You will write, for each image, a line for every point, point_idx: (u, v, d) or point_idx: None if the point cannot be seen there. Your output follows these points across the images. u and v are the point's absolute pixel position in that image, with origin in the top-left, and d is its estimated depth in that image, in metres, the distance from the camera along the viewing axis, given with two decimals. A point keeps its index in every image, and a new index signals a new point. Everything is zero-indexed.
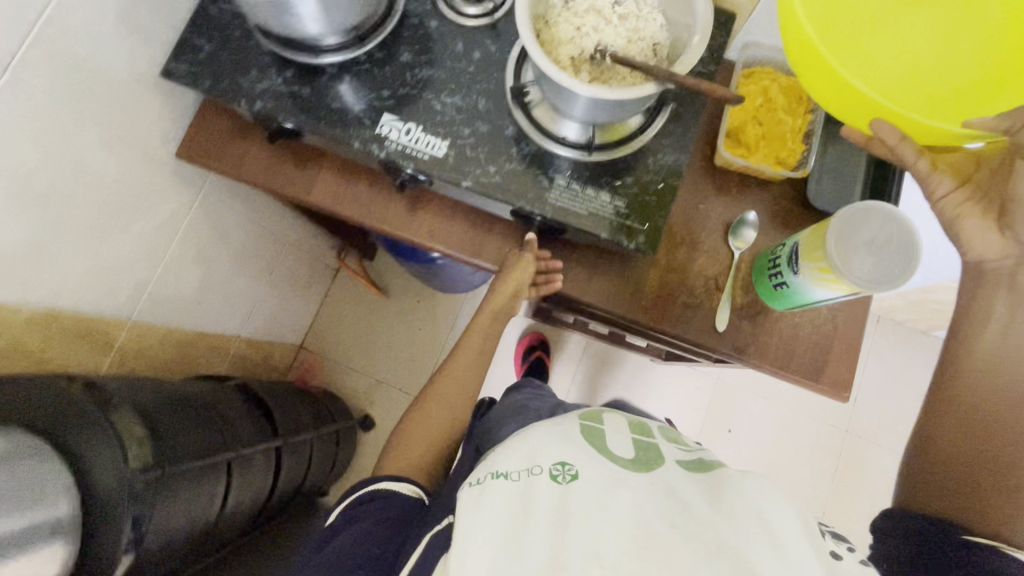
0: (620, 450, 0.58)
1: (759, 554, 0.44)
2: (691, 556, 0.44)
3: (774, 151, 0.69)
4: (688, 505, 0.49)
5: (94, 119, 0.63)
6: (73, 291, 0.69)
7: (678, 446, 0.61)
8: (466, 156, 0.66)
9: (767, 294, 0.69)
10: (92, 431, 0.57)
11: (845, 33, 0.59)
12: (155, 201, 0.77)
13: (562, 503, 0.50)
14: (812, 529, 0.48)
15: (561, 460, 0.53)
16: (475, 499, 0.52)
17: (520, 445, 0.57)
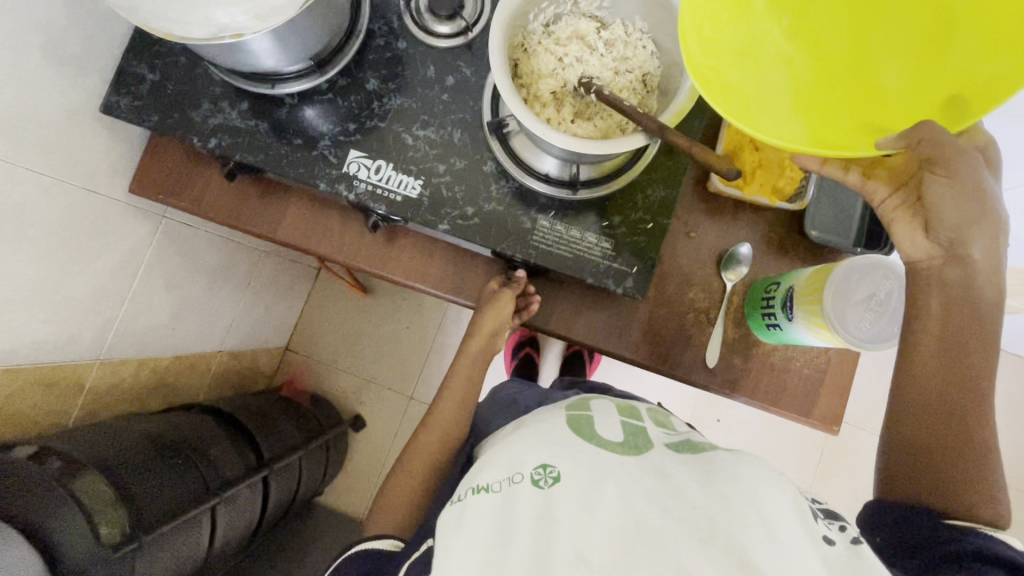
0: (608, 434, 0.53)
1: (751, 537, 0.39)
2: (682, 547, 0.40)
3: (771, 179, 0.65)
4: (680, 489, 0.44)
5: (32, 165, 0.57)
6: (32, 343, 0.65)
7: (664, 430, 0.56)
8: (442, 196, 0.61)
9: (759, 330, 0.66)
10: (52, 503, 0.55)
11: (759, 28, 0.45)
12: (112, 236, 0.71)
13: (544, 508, 0.44)
14: (804, 507, 0.42)
15: (542, 463, 0.48)
16: (456, 518, 0.46)
17: (500, 454, 0.51)
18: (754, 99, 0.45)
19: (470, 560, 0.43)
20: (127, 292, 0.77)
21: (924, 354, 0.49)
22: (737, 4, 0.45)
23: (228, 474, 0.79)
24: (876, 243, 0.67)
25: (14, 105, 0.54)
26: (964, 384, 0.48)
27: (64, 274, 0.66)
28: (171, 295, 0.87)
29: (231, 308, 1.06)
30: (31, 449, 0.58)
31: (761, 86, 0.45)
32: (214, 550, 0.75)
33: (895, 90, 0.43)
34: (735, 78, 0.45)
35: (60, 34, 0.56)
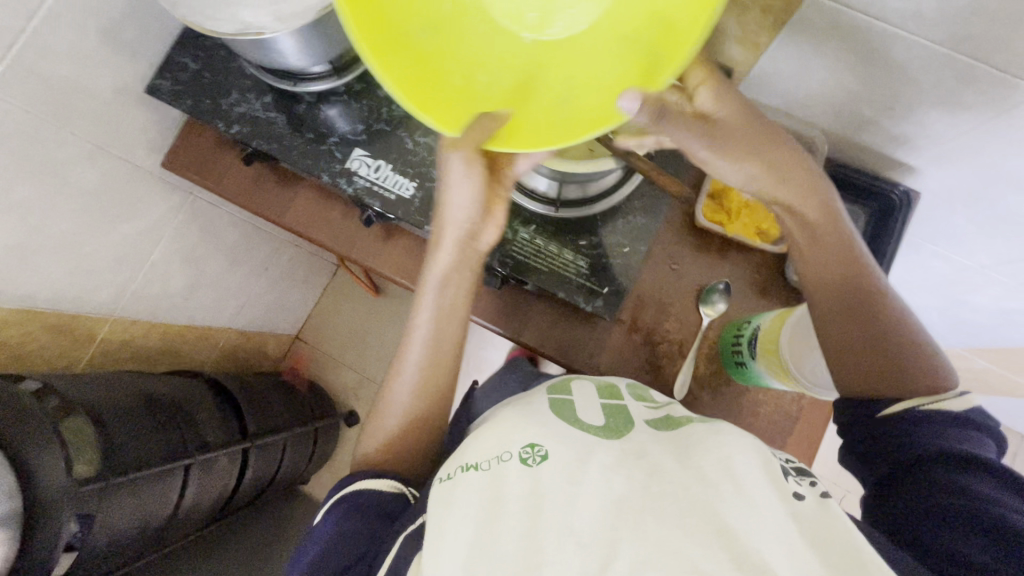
0: (591, 417, 0.53)
1: (728, 504, 0.40)
2: (660, 519, 0.39)
3: (756, 221, 0.67)
4: (659, 467, 0.44)
5: (77, 131, 0.65)
6: (52, 288, 0.71)
7: (645, 406, 0.57)
8: (433, 200, 0.65)
9: (731, 366, 0.66)
10: (35, 433, 0.59)
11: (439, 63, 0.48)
12: (142, 203, 0.79)
13: (529, 489, 0.45)
14: (774, 466, 0.44)
15: (530, 442, 0.48)
16: (446, 496, 0.47)
17: (486, 434, 0.52)
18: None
19: (459, 538, 0.43)
20: (147, 258, 0.84)
21: (812, 271, 0.53)
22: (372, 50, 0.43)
23: (209, 438, 0.83)
24: None
25: (68, 77, 0.61)
26: (858, 287, 0.51)
27: (90, 231, 0.73)
28: (188, 267, 0.94)
29: (245, 287, 1.12)
30: (33, 385, 0.64)
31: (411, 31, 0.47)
32: (181, 510, 0.78)
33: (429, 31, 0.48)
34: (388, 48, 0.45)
35: (120, 21, 0.64)
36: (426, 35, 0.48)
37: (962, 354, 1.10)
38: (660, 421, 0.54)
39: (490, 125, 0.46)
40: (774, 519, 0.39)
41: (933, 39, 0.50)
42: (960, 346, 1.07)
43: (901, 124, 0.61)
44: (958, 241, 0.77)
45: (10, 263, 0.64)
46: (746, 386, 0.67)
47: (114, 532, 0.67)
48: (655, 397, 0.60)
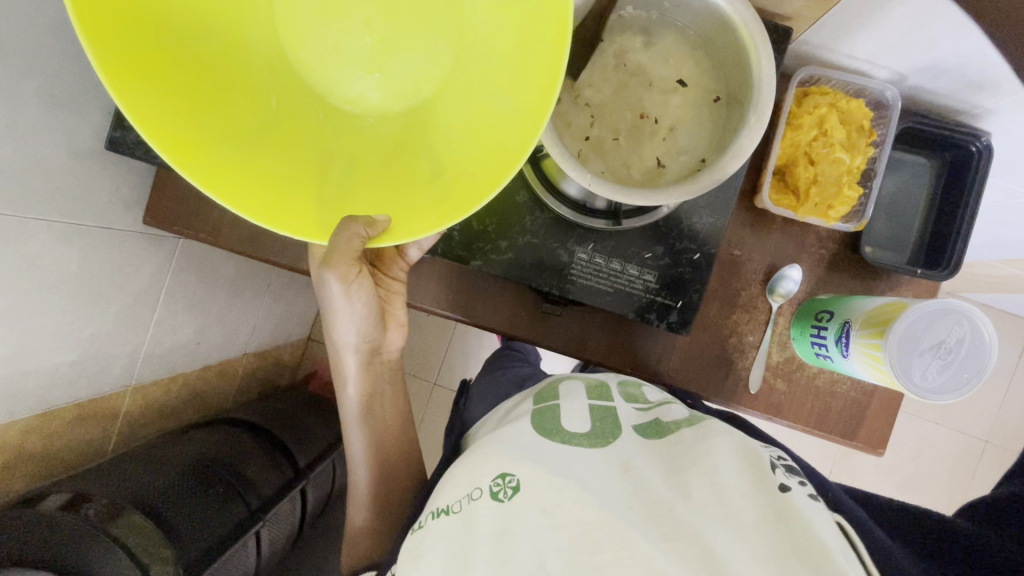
0: (574, 425, 0.51)
1: (709, 523, 0.39)
2: (644, 536, 0.38)
3: (828, 197, 0.60)
4: (642, 482, 0.44)
5: (42, 213, 0.55)
6: (63, 383, 0.64)
7: (635, 407, 0.55)
8: (474, 231, 0.58)
9: (807, 354, 0.63)
10: (88, 543, 0.57)
11: (282, 138, 0.45)
12: (131, 266, 0.69)
13: (502, 525, 0.41)
14: (761, 463, 0.44)
15: (500, 472, 0.45)
16: (417, 549, 0.45)
17: (464, 468, 0.49)
18: (186, 70, 0.40)
19: None
20: (151, 318, 0.76)
21: None
22: (201, 136, 0.40)
23: (268, 491, 0.80)
24: (936, 264, 0.62)
25: (17, 158, 0.50)
26: None
27: (86, 314, 0.64)
28: (194, 311, 0.86)
29: (253, 312, 1.04)
30: (60, 497, 0.59)
31: (311, 140, 0.46)
32: (260, 564, 0.77)
33: (245, 101, 0.43)
34: (286, 162, 0.44)
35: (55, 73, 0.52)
36: (263, 142, 0.43)
37: (991, 265, 1.09)
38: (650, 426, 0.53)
39: (360, 231, 0.43)
40: (758, 538, 0.38)
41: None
42: (991, 259, 1.06)
43: (989, 72, 0.54)
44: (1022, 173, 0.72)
45: (10, 376, 0.57)
46: (820, 368, 0.65)
47: None
48: (648, 395, 0.58)
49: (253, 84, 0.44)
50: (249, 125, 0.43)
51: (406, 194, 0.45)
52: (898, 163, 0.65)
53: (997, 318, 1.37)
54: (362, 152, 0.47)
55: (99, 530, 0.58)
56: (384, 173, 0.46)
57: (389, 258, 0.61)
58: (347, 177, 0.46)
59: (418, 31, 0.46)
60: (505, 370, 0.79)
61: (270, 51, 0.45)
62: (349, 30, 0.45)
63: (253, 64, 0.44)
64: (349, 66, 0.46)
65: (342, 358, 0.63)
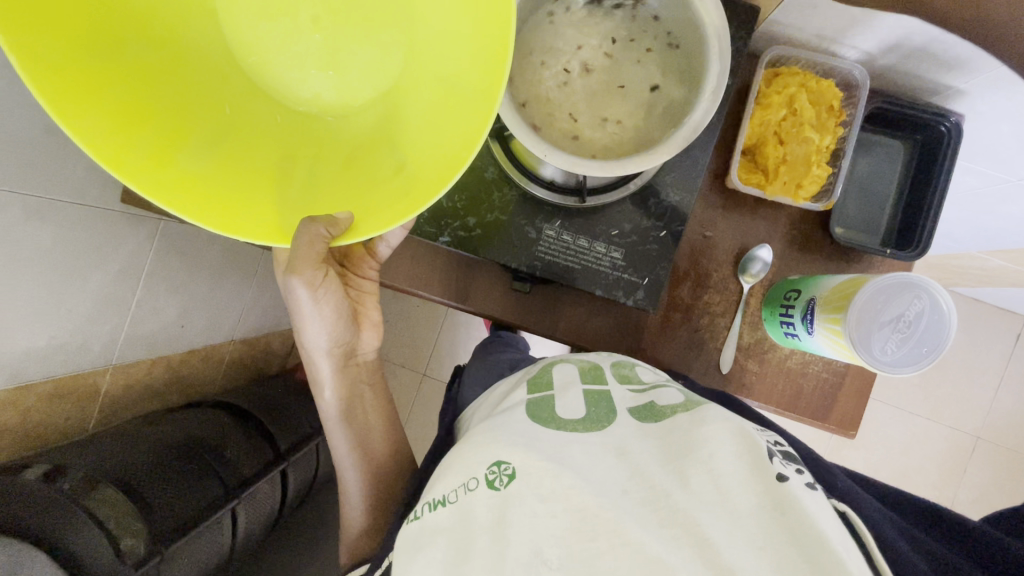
0: (569, 410, 0.49)
1: (709, 514, 0.37)
2: (641, 526, 0.37)
3: (798, 176, 0.60)
4: (637, 467, 0.42)
5: (16, 187, 0.55)
6: (40, 358, 0.65)
7: (629, 388, 0.52)
8: (442, 207, 0.58)
9: (778, 336, 0.63)
10: (63, 518, 0.58)
11: (239, 141, 0.46)
12: (110, 243, 0.70)
13: (498, 516, 0.40)
14: (759, 450, 0.41)
15: (497, 460, 0.43)
16: (415, 542, 0.45)
17: (457, 457, 0.48)
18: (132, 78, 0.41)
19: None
20: (131, 299, 0.77)
21: None
22: (154, 143, 0.41)
23: (247, 471, 0.81)
24: (907, 245, 0.62)
25: None
26: None
27: (63, 290, 0.65)
28: (176, 294, 0.86)
29: (239, 298, 1.05)
30: (41, 467, 0.60)
31: (267, 140, 0.47)
32: (237, 545, 0.77)
33: (195, 104, 0.44)
34: (242, 164, 0.45)
35: None
36: (217, 149, 0.44)
37: (979, 257, 1.07)
38: (645, 409, 0.50)
39: (321, 231, 0.44)
40: (759, 530, 0.36)
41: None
42: (979, 251, 1.05)
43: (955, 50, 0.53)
44: (999, 157, 0.72)
45: None
46: (792, 349, 0.65)
47: None
48: (642, 373, 0.55)
49: (203, 87, 0.45)
50: (202, 128, 0.44)
51: (363, 192, 0.46)
52: (868, 144, 0.65)
53: (987, 313, 1.36)
54: (318, 149, 0.48)
55: (75, 506, 0.59)
56: (342, 174, 0.47)
57: (358, 257, 0.64)
58: (303, 180, 0.47)
59: (369, 32, 0.46)
60: (490, 355, 0.79)
61: (221, 53, 0.46)
62: (296, 28, 0.46)
63: (202, 73, 0.45)
64: (301, 66, 0.47)
65: (317, 364, 0.65)
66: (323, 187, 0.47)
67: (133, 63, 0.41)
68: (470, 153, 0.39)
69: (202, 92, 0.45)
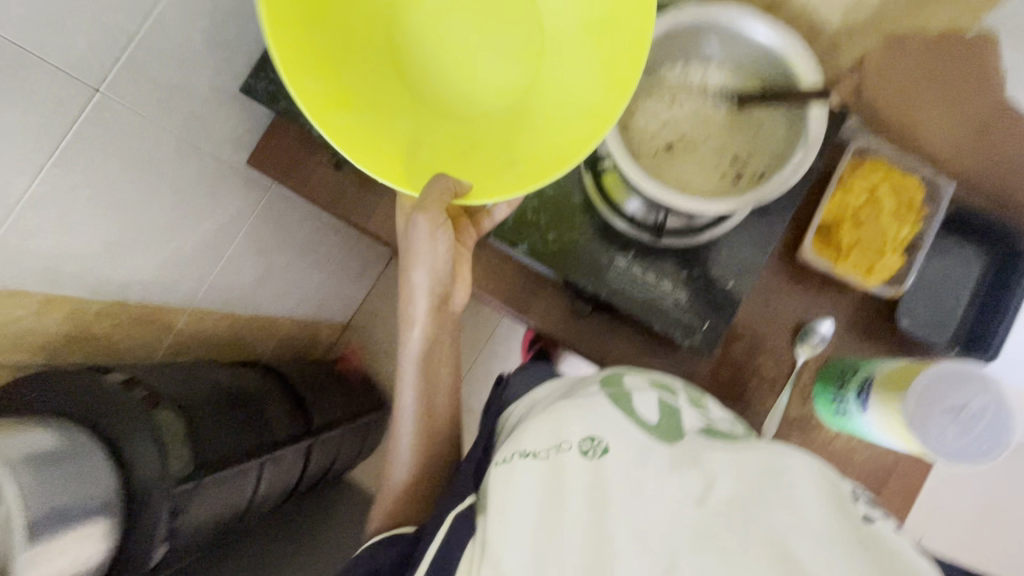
0: (646, 412, 0.48)
1: (794, 537, 0.36)
2: (723, 536, 0.37)
3: (869, 260, 0.62)
4: (713, 482, 0.40)
5: (175, 132, 0.65)
6: (140, 283, 0.72)
7: (697, 413, 0.51)
8: (526, 220, 0.63)
9: (827, 414, 0.63)
10: (129, 428, 0.61)
11: (389, 108, 0.55)
12: (225, 198, 0.78)
13: (591, 485, 0.42)
14: (839, 490, 0.39)
15: (591, 435, 0.45)
16: (504, 478, 0.45)
17: (541, 424, 0.48)
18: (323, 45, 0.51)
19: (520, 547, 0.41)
20: (224, 252, 0.84)
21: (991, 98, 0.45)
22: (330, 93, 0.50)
23: (279, 435, 0.84)
24: (975, 347, 0.62)
25: (174, 79, 0.61)
26: None
27: (178, 229, 0.73)
28: (259, 259, 0.94)
29: (306, 278, 1.12)
30: (121, 376, 0.65)
31: (411, 113, 0.56)
32: (256, 501, 0.79)
33: (361, 75, 0.54)
34: (389, 126, 0.54)
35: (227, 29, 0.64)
36: (375, 107, 0.54)
37: None
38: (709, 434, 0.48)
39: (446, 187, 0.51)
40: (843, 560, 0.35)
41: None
42: None
43: None
44: None
45: (106, 259, 0.65)
46: (839, 431, 0.64)
47: (196, 526, 0.68)
48: (711, 408, 0.54)
49: (370, 63, 0.55)
50: (364, 92, 0.54)
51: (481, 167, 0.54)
52: (947, 247, 0.65)
53: None
54: (448, 125, 0.57)
55: (144, 418, 0.62)
56: (464, 149, 0.56)
57: (462, 227, 0.62)
58: (429, 155, 0.55)
59: (508, 58, 0.57)
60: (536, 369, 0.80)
61: (386, 41, 0.57)
62: (452, 30, 0.57)
63: (372, 52, 0.55)
64: (448, 59, 0.57)
65: (412, 306, 0.63)
66: (446, 156, 0.55)
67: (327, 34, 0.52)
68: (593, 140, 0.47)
69: (370, 65, 0.55)
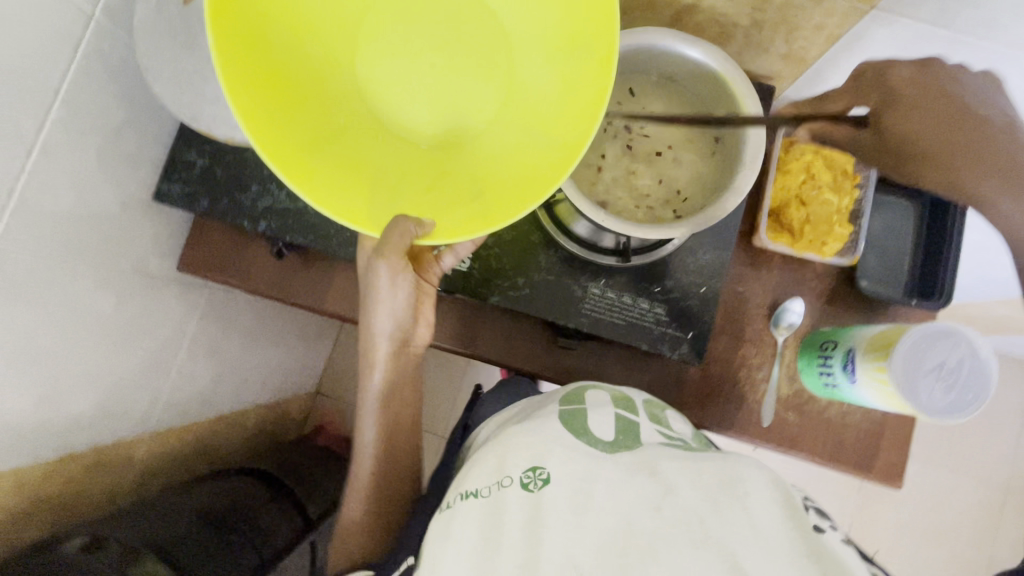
0: (601, 431, 0.47)
1: (745, 548, 0.36)
2: (676, 548, 0.36)
3: (820, 234, 0.64)
4: (673, 488, 0.40)
5: (89, 260, 0.58)
6: (86, 426, 0.65)
7: (655, 427, 0.50)
8: (491, 268, 0.62)
9: (815, 386, 0.65)
10: None
11: (339, 136, 0.47)
12: (161, 309, 0.72)
13: (531, 513, 0.39)
14: (794, 501, 0.40)
15: (533, 464, 0.42)
16: (445, 526, 0.42)
17: (490, 451, 0.46)
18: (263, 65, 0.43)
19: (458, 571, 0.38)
20: (172, 365, 0.77)
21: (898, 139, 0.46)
22: (272, 116, 0.43)
23: (276, 540, 0.81)
24: (931, 294, 0.66)
25: (76, 206, 0.55)
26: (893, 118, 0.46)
27: (116, 357, 0.66)
28: (212, 358, 0.87)
29: (265, 362, 1.05)
30: (82, 539, 0.58)
31: (369, 141, 0.48)
32: None
33: (309, 95, 0.46)
34: (341, 158, 0.46)
35: (123, 138, 0.58)
36: (322, 137, 0.46)
37: (988, 305, 1.10)
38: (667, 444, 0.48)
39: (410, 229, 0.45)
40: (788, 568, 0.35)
41: (953, 28, 0.51)
42: (988, 299, 1.07)
43: None
44: None
45: (40, 415, 0.58)
46: (831, 399, 0.67)
47: None
48: (669, 420, 0.53)
49: (318, 81, 0.47)
50: (311, 118, 0.46)
51: (445, 203, 0.48)
52: (884, 204, 0.69)
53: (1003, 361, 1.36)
54: (408, 156, 0.50)
55: None
56: (426, 183, 0.49)
57: (426, 262, 0.58)
58: (384, 190, 0.48)
59: (479, 74, 0.49)
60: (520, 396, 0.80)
61: (346, 54, 0.49)
62: (417, 52, 0.49)
63: (318, 66, 0.47)
64: (414, 79, 0.49)
65: (374, 344, 0.61)
66: (404, 190, 0.48)
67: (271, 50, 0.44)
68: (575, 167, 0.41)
69: (317, 85, 0.47)
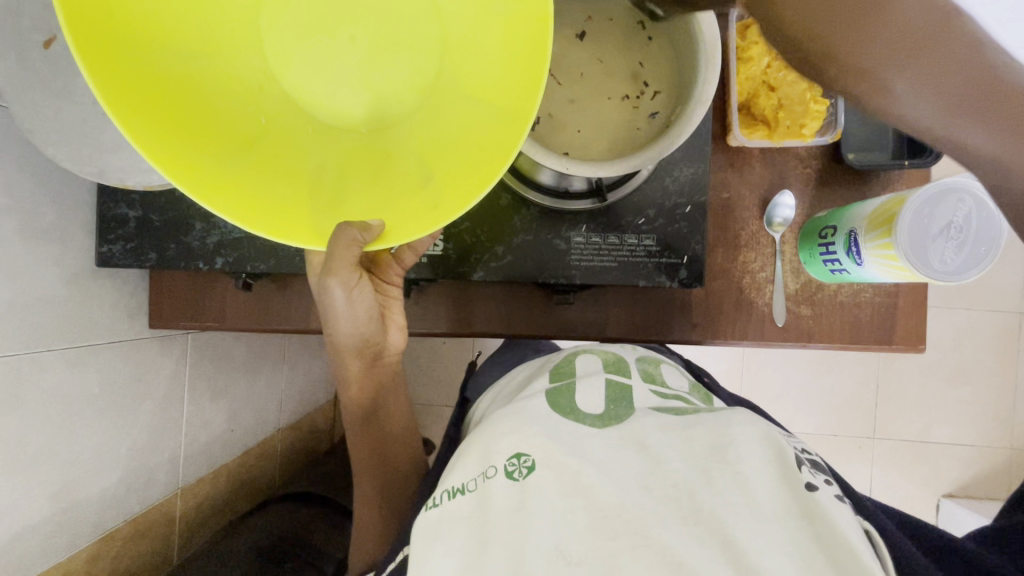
0: (590, 406, 0.46)
1: (736, 516, 0.35)
2: (665, 522, 0.35)
3: (795, 116, 0.59)
4: (662, 463, 0.39)
5: (53, 347, 0.55)
6: (115, 503, 0.65)
7: (651, 387, 0.49)
8: (467, 244, 0.58)
9: (822, 274, 0.63)
10: None
11: (266, 152, 0.42)
12: (150, 371, 0.69)
13: (517, 505, 0.37)
14: (788, 457, 0.39)
15: (516, 451, 0.40)
16: (431, 528, 0.38)
17: (475, 442, 0.43)
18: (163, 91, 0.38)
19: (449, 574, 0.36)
20: (182, 419, 0.76)
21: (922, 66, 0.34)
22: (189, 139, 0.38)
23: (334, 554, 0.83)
24: (922, 151, 0.61)
25: (17, 297, 0.51)
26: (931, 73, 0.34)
27: (119, 430, 0.65)
28: (219, 401, 0.85)
29: (274, 388, 1.03)
30: None
31: (303, 151, 0.44)
32: None
33: (225, 113, 0.41)
34: (275, 174, 0.41)
35: (42, 213, 0.54)
36: (250, 157, 0.41)
37: None
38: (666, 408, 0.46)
39: (355, 235, 0.40)
40: (782, 533, 0.34)
41: None
42: None
43: None
44: None
45: (60, 509, 0.57)
46: (840, 283, 0.65)
47: None
48: (665, 378, 0.52)
49: (230, 98, 0.42)
50: (232, 138, 0.41)
51: (398, 197, 0.42)
52: None
53: None
54: (348, 158, 0.45)
55: None
56: (374, 181, 0.44)
57: (384, 264, 0.58)
58: (331, 196, 0.43)
59: (402, 52, 0.45)
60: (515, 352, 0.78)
61: (254, 63, 0.44)
62: (335, 45, 0.45)
63: (225, 82, 0.42)
64: (337, 76, 0.45)
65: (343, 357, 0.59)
66: (354, 192, 0.43)
67: (168, 72, 0.39)
68: (528, 120, 0.35)
69: (231, 103, 0.42)
